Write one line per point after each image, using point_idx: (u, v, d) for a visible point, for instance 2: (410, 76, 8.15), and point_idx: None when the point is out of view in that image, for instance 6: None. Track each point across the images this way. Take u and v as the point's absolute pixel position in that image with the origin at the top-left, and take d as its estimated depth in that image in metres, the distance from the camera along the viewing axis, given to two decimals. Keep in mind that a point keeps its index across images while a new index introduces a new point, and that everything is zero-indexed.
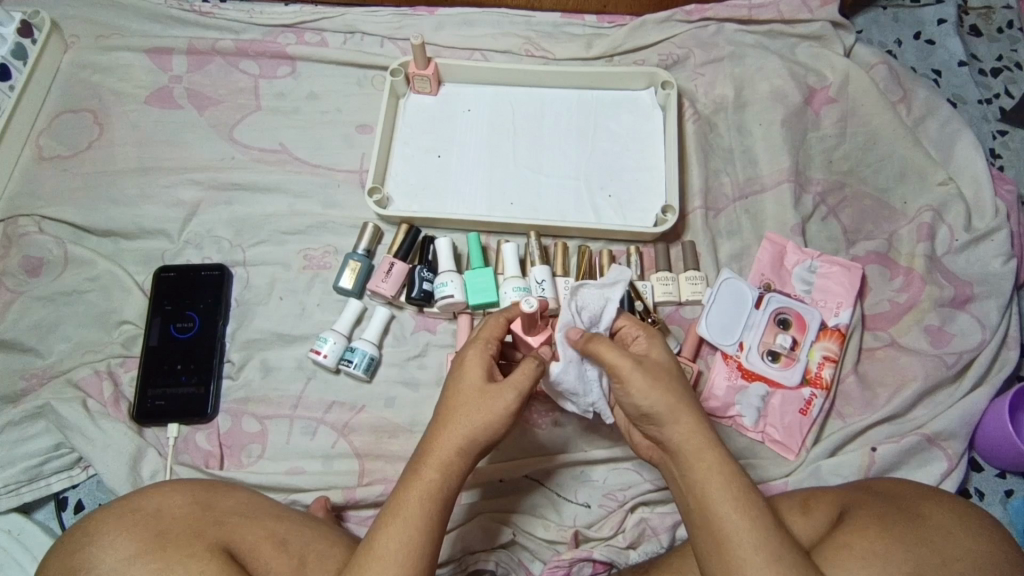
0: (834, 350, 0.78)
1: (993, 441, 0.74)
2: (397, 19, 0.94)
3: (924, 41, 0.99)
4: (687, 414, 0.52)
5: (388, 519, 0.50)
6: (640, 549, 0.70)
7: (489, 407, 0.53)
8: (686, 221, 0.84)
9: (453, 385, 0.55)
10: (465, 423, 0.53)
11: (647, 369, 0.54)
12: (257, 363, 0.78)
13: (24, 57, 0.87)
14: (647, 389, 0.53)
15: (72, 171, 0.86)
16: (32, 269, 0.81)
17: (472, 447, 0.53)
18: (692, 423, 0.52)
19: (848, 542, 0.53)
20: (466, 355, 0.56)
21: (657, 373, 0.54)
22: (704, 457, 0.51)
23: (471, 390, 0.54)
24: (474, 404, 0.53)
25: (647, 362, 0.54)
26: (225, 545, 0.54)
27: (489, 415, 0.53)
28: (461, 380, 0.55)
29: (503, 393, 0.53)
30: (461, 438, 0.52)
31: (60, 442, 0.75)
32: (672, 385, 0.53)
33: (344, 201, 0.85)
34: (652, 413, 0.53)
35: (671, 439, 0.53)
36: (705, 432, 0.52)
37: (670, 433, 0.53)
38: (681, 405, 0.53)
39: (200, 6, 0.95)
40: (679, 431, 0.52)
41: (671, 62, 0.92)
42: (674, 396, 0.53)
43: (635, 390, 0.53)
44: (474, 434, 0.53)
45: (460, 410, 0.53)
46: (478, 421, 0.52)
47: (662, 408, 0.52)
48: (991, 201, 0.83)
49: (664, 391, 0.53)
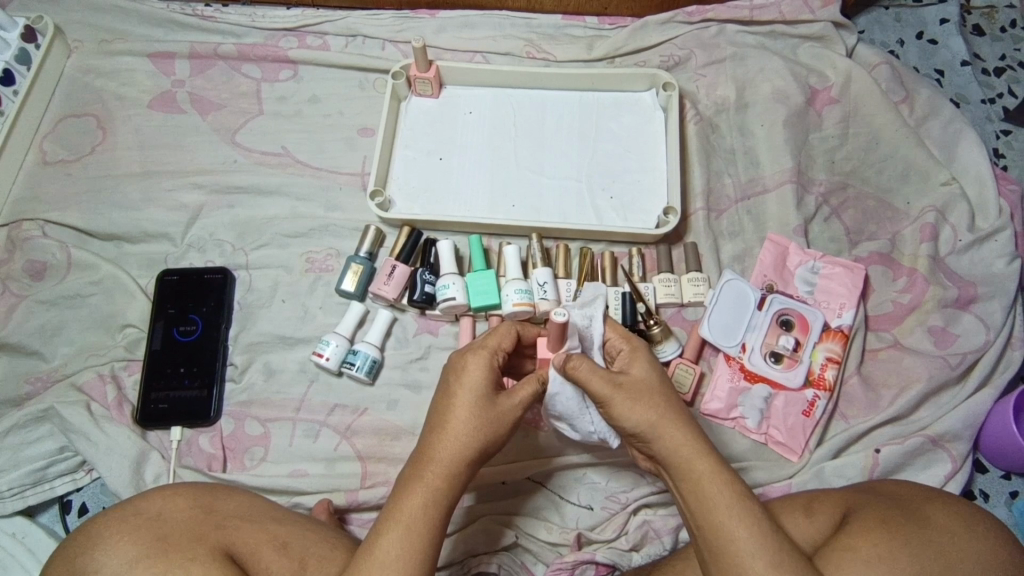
0: (837, 350, 0.78)
1: (998, 442, 0.74)
2: (399, 22, 0.95)
3: (927, 41, 0.99)
4: (673, 427, 0.52)
5: (388, 525, 0.49)
6: (643, 552, 0.70)
7: (500, 423, 0.54)
8: (688, 222, 0.84)
9: (451, 395, 0.54)
10: (469, 433, 0.53)
11: (628, 389, 0.54)
12: (260, 365, 0.78)
13: (28, 62, 0.88)
14: (630, 411, 0.53)
15: (76, 175, 0.87)
16: (37, 273, 0.81)
17: (477, 456, 0.53)
18: (680, 436, 0.52)
19: (851, 544, 0.53)
20: (468, 363, 0.55)
21: (638, 393, 0.54)
22: (694, 469, 0.51)
23: (478, 401, 0.54)
24: (482, 416, 0.53)
25: (628, 381, 0.54)
26: (228, 548, 0.54)
27: (498, 427, 0.54)
28: (464, 389, 0.54)
29: (512, 409, 0.55)
30: (465, 447, 0.53)
31: (65, 445, 0.75)
32: (655, 401, 0.53)
33: (345, 204, 0.86)
34: (638, 434, 0.53)
35: (661, 455, 0.53)
36: (694, 442, 0.52)
37: (659, 450, 0.53)
38: (667, 419, 0.53)
39: (202, 10, 0.95)
40: (667, 446, 0.52)
41: (672, 63, 0.92)
42: (657, 412, 0.53)
43: (620, 412, 0.53)
44: (480, 444, 0.53)
45: (464, 422, 0.53)
46: (486, 436, 0.53)
47: (647, 426, 0.53)
48: (995, 201, 0.82)
49: (648, 409, 0.53)
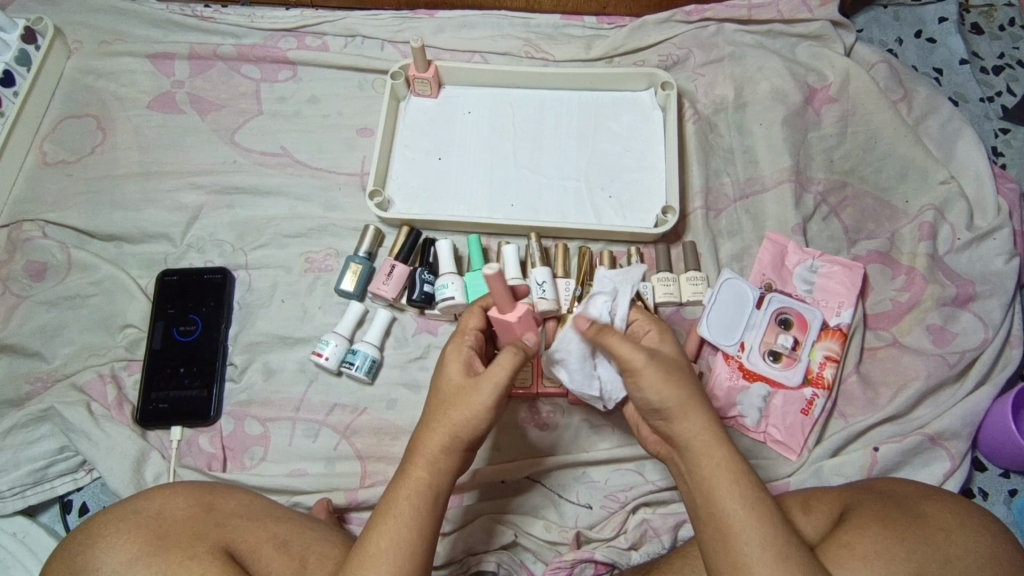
0: (835, 349, 0.78)
1: (996, 440, 0.74)
2: (398, 22, 0.95)
3: (925, 40, 0.99)
4: (697, 412, 0.52)
5: (380, 518, 0.50)
6: (641, 551, 0.70)
7: (467, 403, 0.52)
8: (687, 221, 0.84)
9: (434, 388, 0.55)
10: (445, 422, 0.52)
11: (660, 362, 0.53)
12: (259, 365, 0.78)
13: (28, 63, 0.88)
14: (660, 385, 0.52)
15: (76, 175, 0.87)
16: (36, 274, 0.82)
17: (456, 444, 0.52)
18: (701, 422, 0.52)
19: (849, 541, 0.52)
20: (445, 358, 0.56)
21: (668, 368, 0.53)
22: (713, 455, 0.51)
23: (455, 389, 0.53)
24: (453, 401, 0.53)
25: (661, 356, 0.54)
26: (227, 545, 0.54)
27: (471, 412, 0.52)
28: (444, 380, 0.55)
29: (481, 386, 0.52)
30: (445, 438, 0.52)
31: (65, 444, 0.75)
32: (683, 381, 0.53)
33: (344, 204, 0.86)
34: (663, 411, 0.52)
35: (680, 436, 0.52)
36: (715, 430, 0.52)
37: (680, 431, 0.52)
38: (692, 402, 0.52)
39: (202, 11, 0.95)
40: (688, 429, 0.52)
41: (670, 63, 0.92)
42: (684, 393, 0.52)
43: (648, 386, 0.52)
44: (454, 432, 0.52)
45: (443, 411, 0.53)
46: (460, 419, 0.52)
47: (674, 405, 0.52)
48: (993, 200, 0.82)
49: (676, 389, 0.52)
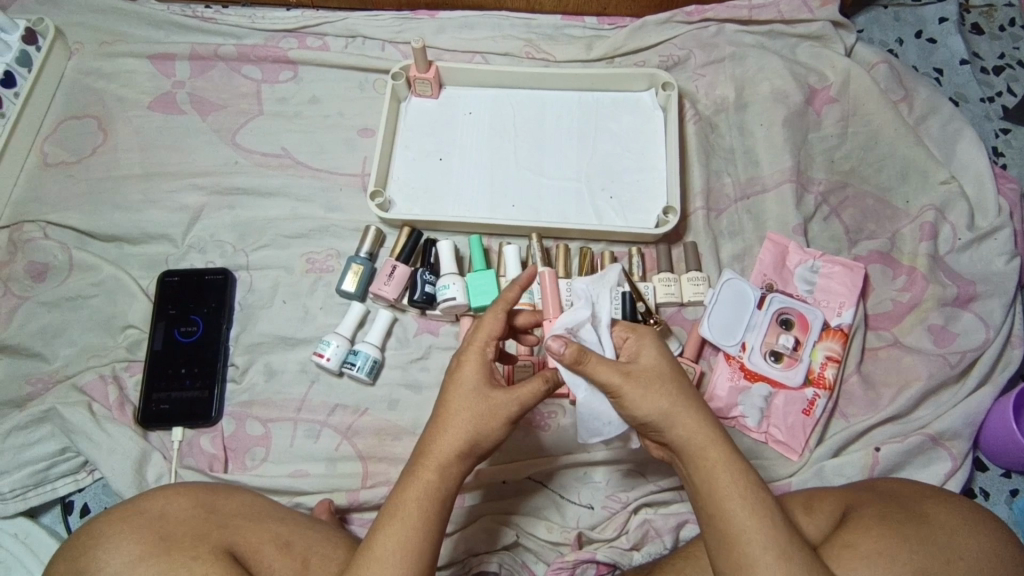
0: (837, 349, 0.78)
1: (997, 440, 0.74)
2: (398, 23, 0.95)
3: (925, 40, 0.99)
4: (686, 415, 0.52)
5: (387, 519, 0.50)
6: (643, 551, 0.70)
7: (491, 415, 0.53)
8: (688, 222, 0.84)
9: (448, 389, 0.54)
10: (460, 427, 0.53)
11: (638, 377, 0.53)
12: (261, 366, 0.78)
13: (29, 64, 0.88)
14: (642, 399, 0.52)
15: (77, 176, 0.87)
16: (38, 275, 0.82)
17: (469, 450, 0.53)
18: (692, 424, 0.52)
19: (853, 541, 0.52)
20: (461, 362, 0.55)
21: (650, 380, 0.53)
22: (707, 457, 0.51)
23: (471, 394, 0.53)
24: (473, 408, 0.53)
25: (639, 370, 0.53)
26: (230, 546, 0.54)
27: (490, 422, 0.53)
28: (459, 384, 0.54)
29: (506, 401, 0.53)
30: (459, 442, 0.52)
31: (66, 446, 0.75)
32: (667, 388, 0.53)
33: (345, 205, 0.86)
34: (650, 421, 0.53)
35: (675, 441, 0.53)
36: (707, 431, 0.52)
37: (673, 437, 0.53)
38: (678, 407, 0.52)
39: (202, 12, 0.96)
40: (681, 433, 0.52)
41: (671, 63, 0.92)
42: (668, 400, 0.52)
43: (632, 402, 0.53)
44: (471, 437, 0.52)
45: (459, 415, 0.53)
46: (478, 427, 0.53)
47: (659, 415, 0.52)
48: (994, 200, 0.82)
49: (660, 399, 0.52)
